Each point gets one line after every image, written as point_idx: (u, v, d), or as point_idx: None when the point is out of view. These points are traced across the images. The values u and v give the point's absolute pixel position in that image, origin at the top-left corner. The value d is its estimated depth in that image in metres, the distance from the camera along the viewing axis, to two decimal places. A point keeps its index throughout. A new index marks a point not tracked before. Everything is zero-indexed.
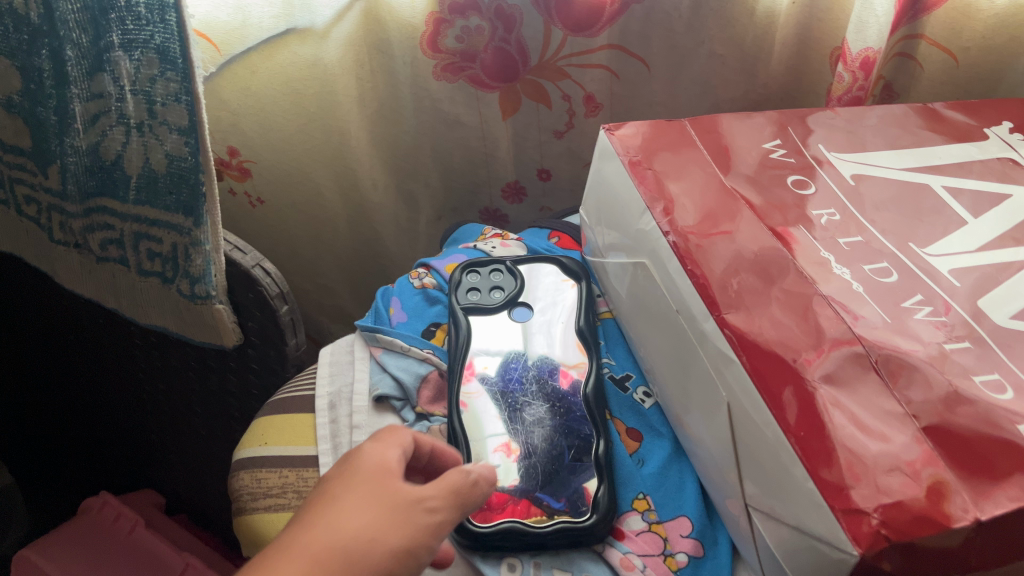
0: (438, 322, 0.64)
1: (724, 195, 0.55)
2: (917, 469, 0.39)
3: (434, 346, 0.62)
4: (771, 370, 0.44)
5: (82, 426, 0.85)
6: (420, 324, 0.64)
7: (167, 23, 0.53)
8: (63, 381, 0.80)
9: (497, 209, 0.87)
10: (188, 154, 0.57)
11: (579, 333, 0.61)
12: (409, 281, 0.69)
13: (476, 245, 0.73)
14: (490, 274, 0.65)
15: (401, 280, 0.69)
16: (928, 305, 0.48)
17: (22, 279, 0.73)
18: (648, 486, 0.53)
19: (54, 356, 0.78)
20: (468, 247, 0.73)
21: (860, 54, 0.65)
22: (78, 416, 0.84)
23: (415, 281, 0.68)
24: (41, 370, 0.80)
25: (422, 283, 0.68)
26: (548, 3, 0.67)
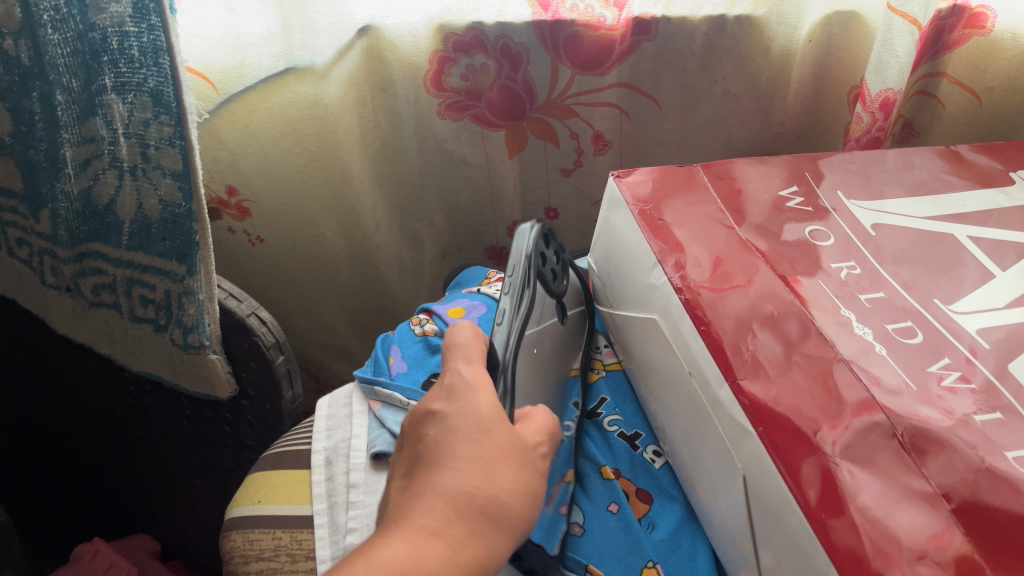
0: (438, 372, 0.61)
1: (739, 247, 0.53)
2: (948, 557, 0.36)
3: None
4: (790, 445, 0.41)
5: (77, 469, 0.83)
6: (421, 375, 0.61)
7: (161, 67, 0.51)
8: (57, 426, 0.78)
9: (503, 248, 0.85)
10: (181, 201, 0.54)
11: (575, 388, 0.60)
12: (409, 328, 0.67)
13: (480, 288, 0.71)
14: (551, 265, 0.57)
15: (402, 326, 0.67)
16: (956, 369, 0.45)
17: (15, 319, 0.71)
18: (658, 554, 0.50)
19: (48, 401, 0.76)
20: (472, 291, 0.72)
21: (880, 95, 0.63)
22: (74, 461, 0.82)
23: (415, 328, 0.66)
24: (34, 415, 0.78)
25: (423, 330, 0.66)
26: (555, 40, 0.65)
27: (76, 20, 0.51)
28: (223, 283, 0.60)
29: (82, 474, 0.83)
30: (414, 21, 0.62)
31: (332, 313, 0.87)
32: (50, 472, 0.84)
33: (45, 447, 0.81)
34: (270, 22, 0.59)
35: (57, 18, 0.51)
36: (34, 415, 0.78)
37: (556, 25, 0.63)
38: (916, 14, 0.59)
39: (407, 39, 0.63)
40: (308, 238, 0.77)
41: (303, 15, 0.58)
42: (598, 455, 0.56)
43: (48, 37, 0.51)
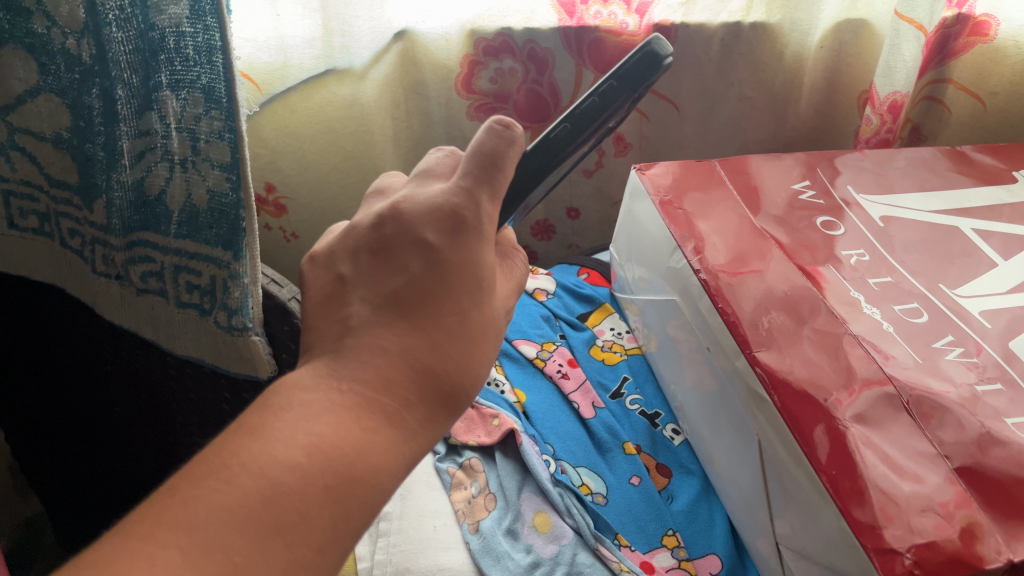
0: None
1: (754, 235, 0.56)
2: (950, 511, 0.39)
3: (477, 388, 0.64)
4: (803, 410, 0.44)
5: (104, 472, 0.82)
6: None
7: (215, 65, 0.50)
8: (89, 420, 0.78)
9: (526, 247, 0.89)
10: (229, 190, 0.53)
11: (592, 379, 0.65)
12: None
13: None
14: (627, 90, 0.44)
15: None
16: (958, 346, 0.48)
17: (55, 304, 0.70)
18: (678, 523, 0.54)
19: (83, 392, 0.76)
20: None
21: (888, 98, 0.68)
22: (101, 460, 0.81)
23: None
24: (67, 409, 0.78)
25: None
26: (580, 46, 0.69)
27: (138, 19, 0.50)
28: (265, 270, 0.63)
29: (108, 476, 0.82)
30: (447, 26, 0.66)
31: None
32: (76, 472, 0.83)
33: (74, 444, 0.81)
34: (312, 27, 0.62)
35: (121, 17, 0.50)
36: (67, 409, 0.78)
37: (581, 31, 0.67)
38: (922, 20, 0.63)
39: (440, 43, 0.68)
40: None
41: (344, 18, 0.62)
42: (620, 432, 0.60)
43: (111, 36, 0.50)
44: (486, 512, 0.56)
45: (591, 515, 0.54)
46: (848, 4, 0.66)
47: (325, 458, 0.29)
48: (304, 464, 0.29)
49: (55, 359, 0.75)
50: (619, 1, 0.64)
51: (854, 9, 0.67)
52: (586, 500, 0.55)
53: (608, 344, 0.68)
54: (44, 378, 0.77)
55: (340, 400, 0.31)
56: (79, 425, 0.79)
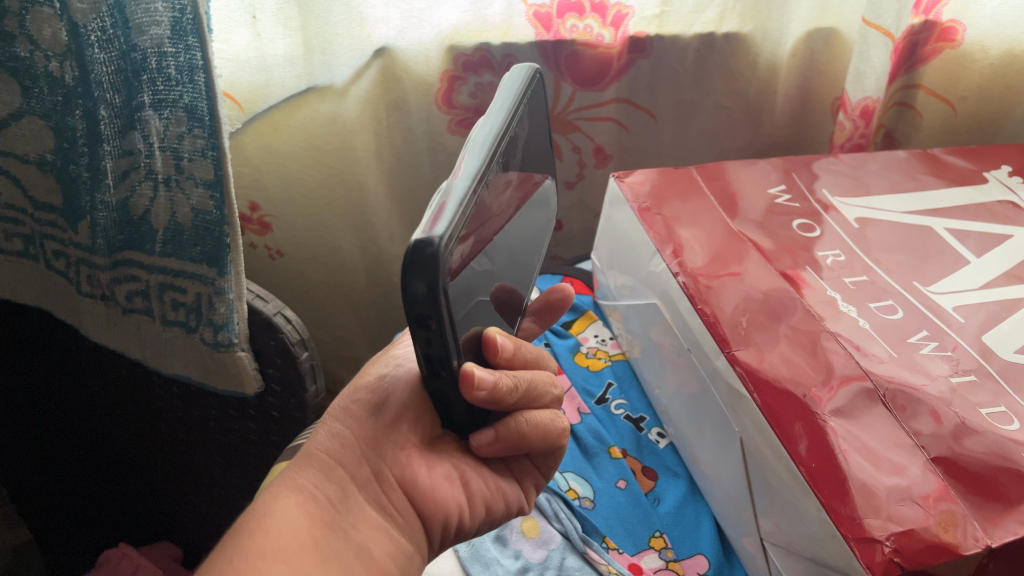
0: None
1: (731, 238, 0.57)
2: (929, 501, 0.39)
3: None
4: (782, 406, 0.45)
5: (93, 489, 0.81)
6: None
7: (195, 84, 0.51)
8: (73, 441, 0.76)
9: None
10: (213, 208, 0.54)
11: (582, 396, 0.65)
12: None
13: None
14: None
15: None
16: (934, 340, 0.49)
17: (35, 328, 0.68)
18: (665, 525, 0.54)
19: (66, 413, 0.74)
20: None
21: (860, 103, 0.71)
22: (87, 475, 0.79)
23: None
24: (47, 432, 0.76)
25: None
26: (558, 60, 0.70)
27: (120, 40, 0.50)
28: (249, 285, 0.62)
29: (99, 493, 0.81)
30: (427, 41, 0.67)
31: (348, 325, 0.89)
32: (59, 496, 0.80)
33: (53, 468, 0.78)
34: (293, 45, 0.63)
35: (103, 38, 0.50)
36: (48, 432, 0.76)
37: (558, 45, 0.69)
38: (889, 27, 0.66)
39: (420, 59, 0.68)
40: (326, 251, 0.80)
41: (324, 37, 0.63)
42: (606, 437, 0.61)
43: (94, 57, 0.50)
44: None
45: (579, 519, 0.55)
46: (818, 13, 0.70)
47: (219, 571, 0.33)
48: (230, 546, 0.35)
49: (35, 381, 0.72)
50: (595, 14, 0.66)
51: (824, 18, 0.70)
52: (574, 504, 0.56)
53: (593, 350, 0.69)
54: (20, 405, 0.74)
55: (269, 488, 0.38)
56: (62, 447, 0.77)
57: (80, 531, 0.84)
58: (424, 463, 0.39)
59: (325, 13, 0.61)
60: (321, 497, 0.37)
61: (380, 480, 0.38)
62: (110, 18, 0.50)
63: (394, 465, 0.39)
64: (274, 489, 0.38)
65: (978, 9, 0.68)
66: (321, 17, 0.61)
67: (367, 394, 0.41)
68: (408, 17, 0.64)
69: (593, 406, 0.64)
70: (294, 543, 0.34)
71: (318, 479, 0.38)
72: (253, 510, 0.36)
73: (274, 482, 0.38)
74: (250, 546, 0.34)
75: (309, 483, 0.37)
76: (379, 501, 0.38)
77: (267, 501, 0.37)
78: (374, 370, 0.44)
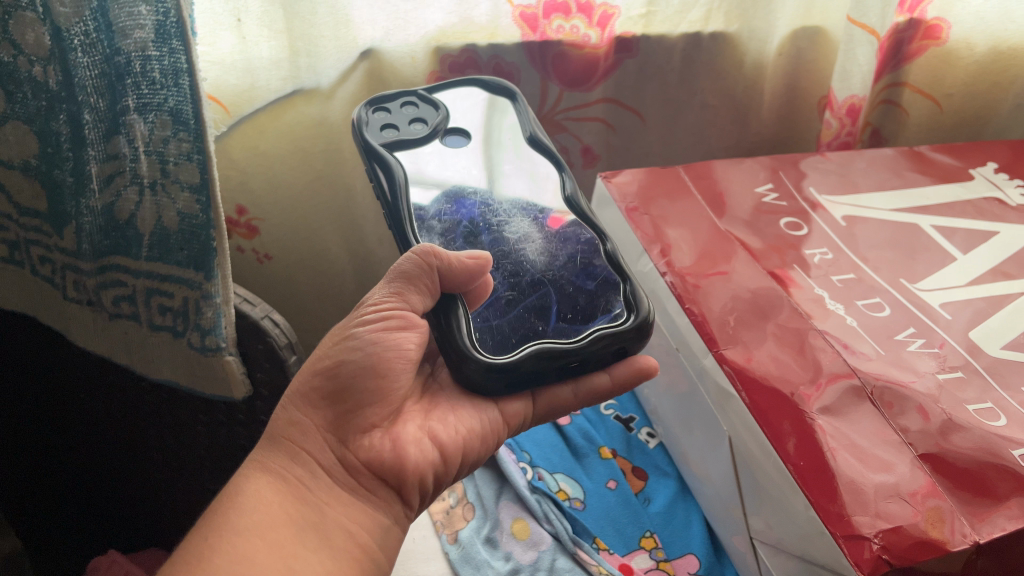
0: None
1: (719, 238, 0.57)
2: (918, 499, 0.39)
3: None
4: (771, 405, 0.45)
5: (80, 497, 0.80)
6: None
7: (181, 87, 0.51)
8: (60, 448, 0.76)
9: None
10: (199, 211, 0.54)
11: None
12: None
13: None
14: (400, 110, 0.55)
15: None
16: (921, 337, 0.49)
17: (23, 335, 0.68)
18: (656, 525, 0.54)
19: (53, 421, 0.74)
20: None
21: (846, 101, 0.71)
22: (74, 483, 0.79)
23: None
24: (33, 439, 0.75)
25: None
26: (544, 60, 0.70)
27: (103, 44, 0.50)
28: (237, 289, 0.61)
29: (86, 501, 0.80)
30: (412, 43, 0.67)
31: None
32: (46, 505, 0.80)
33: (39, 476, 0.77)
34: (278, 48, 0.62)
35: (87, 42, 0.49)
36: (34, 439, 0.75)
37: (544, 45, 0.69)
38: (874, 25, 0.66)
39: (406, 61, 0.68)
40: (315, 253, 0.79)
41: (310, 39, 0.62)
42: (595, 438, 0.61)
43: (77, 61, 0.49)
44: (465, 521, 0.56)
45: (569, 519, 0.55)
46: (803, 12, 0.70)
47: (205, 539, 0.38)
48: (208, 522, 0.39)
49: (19, 388, 0.71)
50: (581, 14, 0.66)
51: (809, 17, 0.71)
52: (564, 505, 0.55)
53: None
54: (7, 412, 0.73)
55: (239, 475, 0.42)
56: (48, 454, 0.76)
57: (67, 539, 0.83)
58: (388, 437, 0.43)
59: (310, 15, 0.61)
60: (291, 477, 0.41)
61: (346, 467, 0.42)
62: (94, 22, 0.49)
63: (358, 450, 0.42)
64: (245, 474, 0.42)
65: (964, 7, 0.68)
66: (306, 20, 0.61)
67: (325, 381, 0.43)
68: (394, 18, 0.64)
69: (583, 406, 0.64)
70: (272, 517, 0.39)
71: (286, 462, 0.42)
72: (225, 492, 0.41)
73: (244, 466, 0.42)
74: (228, 521, 0.38)
75: (279, 466, 0.42)
76: (350, 486, 0.42)
77: (241, 486, 0.41)
78: (333, 347, 0.43)
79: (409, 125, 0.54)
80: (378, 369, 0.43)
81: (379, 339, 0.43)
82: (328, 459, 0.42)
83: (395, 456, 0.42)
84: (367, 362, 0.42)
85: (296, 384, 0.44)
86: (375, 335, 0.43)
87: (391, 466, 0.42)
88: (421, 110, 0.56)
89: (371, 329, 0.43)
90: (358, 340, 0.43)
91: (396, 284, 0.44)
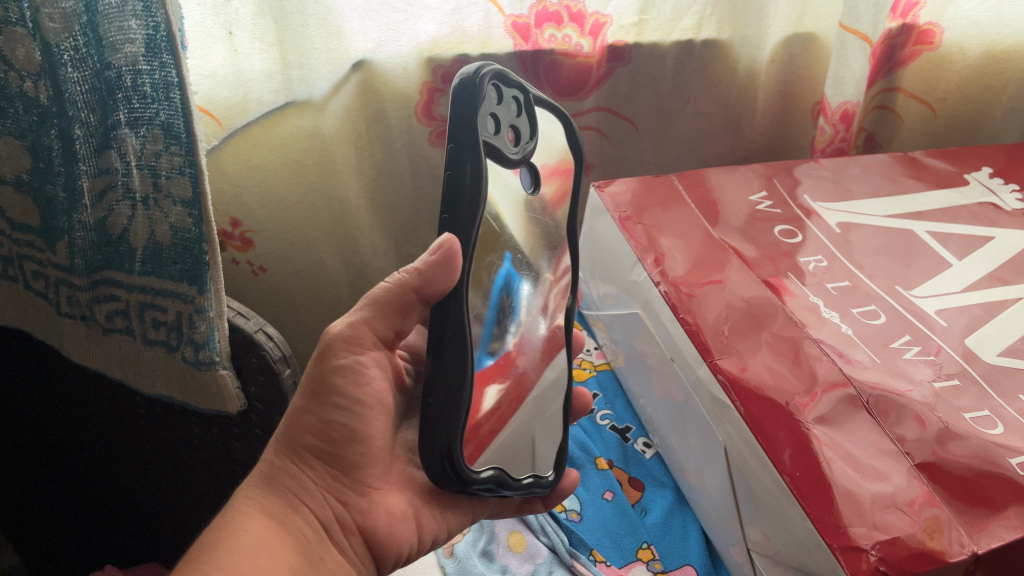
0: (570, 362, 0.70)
1: (713, 246, 0.57)
2: (916, 508, 0.39)
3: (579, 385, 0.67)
4: (766, 415, 0.45)
5: (76, 513, 0.79)
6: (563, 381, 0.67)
7: (172, 101, 0.50)
8: (56, 466, 0.75)
9: None
10: (191, 225, 0.53)
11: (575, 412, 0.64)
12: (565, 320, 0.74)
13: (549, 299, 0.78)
14: (508, 96, 0.40)
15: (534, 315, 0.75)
16: (917, 344, 0.48)
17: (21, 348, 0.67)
18: (652, 536, 0.54)
19: (50, 436, 0.73)
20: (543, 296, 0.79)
21: (839, 108, 0.71)
22: (69, 500, 0.78)
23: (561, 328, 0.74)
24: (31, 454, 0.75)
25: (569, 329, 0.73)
26: (538, 70, 0.70)
27: (94, 59, 0.49)
28: (230, 302, 0.61)
29: (81, 517, 0.80)
30: (405, 53, 0.67)
31: None
32: (40, 521, 0.79)
33: (32, 492, 0.77)
34: (270, 60, 0.62)
35: (77, 57, 0.49)
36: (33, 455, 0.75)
37: (536, 55, 0.69)
38: (866, 31, 0.66)
39: (398, 72, 0.68)
40: (309, 266, 0.78)
41: (301, 51, 0.62)
42: (592, 449, 0.61)
43: (67, 76, 0.49)
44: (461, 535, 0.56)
45: (566, 532, 0.55)
46: (796, 18, 0.71)
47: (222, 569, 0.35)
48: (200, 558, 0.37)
49: (16, 402, 0.71)
50: (574, 24, 0.66)
51: (802, 23, 0.72)
52: (561, 518, 0.56)
53: (578, 360, 0.70)
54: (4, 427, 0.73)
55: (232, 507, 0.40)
56: (45, 471, 0.76)
57: (63, 554, 0.82)
58: (390, 498, 0.44)
59: (302, 27, 0.61)
60: (292, 529, 0.40)
61: (342, 526, 0.42)
62: (83, 37, 0.48)
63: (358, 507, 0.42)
64: (239, 505, 0.41)
65: (956, 11, 0.69)
66: (297, 31, 0.61)
67: (319, 441, 0.41)
68: (386, 29, 0.64)
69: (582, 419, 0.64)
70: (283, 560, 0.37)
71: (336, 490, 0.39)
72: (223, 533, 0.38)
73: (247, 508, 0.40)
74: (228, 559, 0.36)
75: (279, 511, 0.41)
76: (340, 545, 0.42)
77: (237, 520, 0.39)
78: (314, 405, 0.41)
79: (505, 127, 0.39)
80: (364, 428, 0.42)
81: (363, 396, 0.42)
82: (326, 516, 0.41)
83: (390, 532, 0.43)
84: (354, 422, 0.41)
85: (279, 439, 0.43)
86: (359, 392, 0.41)
87: (391, 538, 0.43)
88: (516, 119, 0.41)
89: (351, 386, 0.41)
90: (345, 399, 0.41)
91: (358, 328, 0.42)
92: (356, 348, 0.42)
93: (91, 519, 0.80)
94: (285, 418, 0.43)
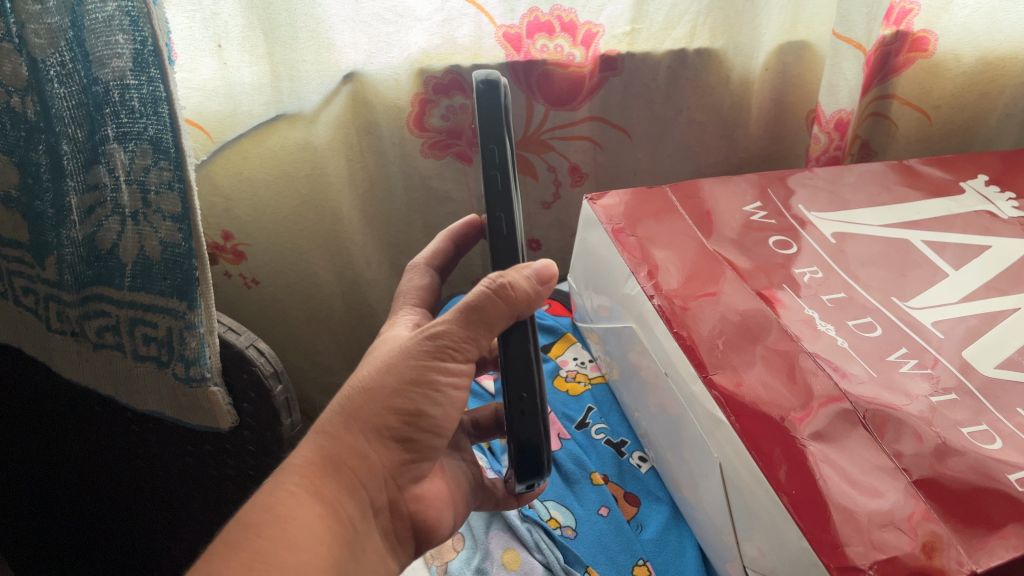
0: (568, 374, 0.69)
1: (707, 258, 0.57)
2: (913, 525, 0.38)
3: (575, 397, 0.67)
4: (760, 431, 0.44)
5: (68, 526, 0.78)
6: (562, 396, 0.67)
7: (160, 116, 0.49)
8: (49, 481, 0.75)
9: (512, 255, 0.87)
10: (181, 240, 0.52)
11: (571, 427, 0.64)
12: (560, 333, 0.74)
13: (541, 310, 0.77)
14: None
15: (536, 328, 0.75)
16: (913, 357, 0.48)
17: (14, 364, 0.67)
18: (649, 552, 0.53)
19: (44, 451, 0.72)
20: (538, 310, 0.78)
21: (834, 116, 0.71)
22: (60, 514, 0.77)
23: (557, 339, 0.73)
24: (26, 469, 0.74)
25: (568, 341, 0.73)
26: (530, 80, 0.70)
27: (80, 74, 0.49)
28: (221, 318, 0.59)
29: (71, 529, 0.79)
30: (395, 65, 0.66)
31: (327, 352, 0.87)
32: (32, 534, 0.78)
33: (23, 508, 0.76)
34: (260, 72, 0.62)
35: (63, 73, 0.48)
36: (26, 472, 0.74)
37: (529, 64, 0.68)
38: (859, 39, 0.66)
39: (390, 83, 0.67)
40: (302, 278, 0.78)
41: (291, 63, 0.61)
42: (587, 463, 0.60)
43: (53, 92, 0.48)
44: (455, 552, 0.56)
45: (561, 548, 0.55)
46: (788, 27, 0.70)
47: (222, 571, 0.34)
48: (245, 546, 0.35)
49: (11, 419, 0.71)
50: (565, 34, 0.66)
51: (795, 31, 0.71)
52: (555, 534, 0.55)
53: (572, 372, 0.69)
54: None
55: (278, 486, 0.38)
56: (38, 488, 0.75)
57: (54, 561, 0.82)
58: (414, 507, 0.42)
59: (291, 40, 0.60)
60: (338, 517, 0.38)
61: (393, 510, 0.41)
62: (69, 52, 0.48)
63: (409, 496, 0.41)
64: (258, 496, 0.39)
65: (950, 18, 0.68)
66: (287, 44, 0.60)
67: (404, 426, 0.39)
68: (376, 41, 0.64)
69: (577, 432, 0.63)
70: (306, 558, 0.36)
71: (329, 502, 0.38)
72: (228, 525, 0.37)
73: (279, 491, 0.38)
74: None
75: (332, 499, 0.38)
76: (387, 529, 0.41)
77: (287, 505, 0.37)
78: (412, 391, 0.39)
79: None
80: (447, 424, 0.41)
81: (455, 398, 0.41)
82: (381, 501, 0.40)
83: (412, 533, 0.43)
84: (442, 417, 0.41)
85: (351, 404, 0.39)
86: (453, 394, 0.40)
87: (429, 530, 0.44)
88: None
89: (449, 387, 0.40)
90: (442, 396, 0.40)
91: (466, 340, 0.40)
92: (459, 354, 0.40)
93: (84, 537, 0.79)
94: (365, 388, 0.39)
